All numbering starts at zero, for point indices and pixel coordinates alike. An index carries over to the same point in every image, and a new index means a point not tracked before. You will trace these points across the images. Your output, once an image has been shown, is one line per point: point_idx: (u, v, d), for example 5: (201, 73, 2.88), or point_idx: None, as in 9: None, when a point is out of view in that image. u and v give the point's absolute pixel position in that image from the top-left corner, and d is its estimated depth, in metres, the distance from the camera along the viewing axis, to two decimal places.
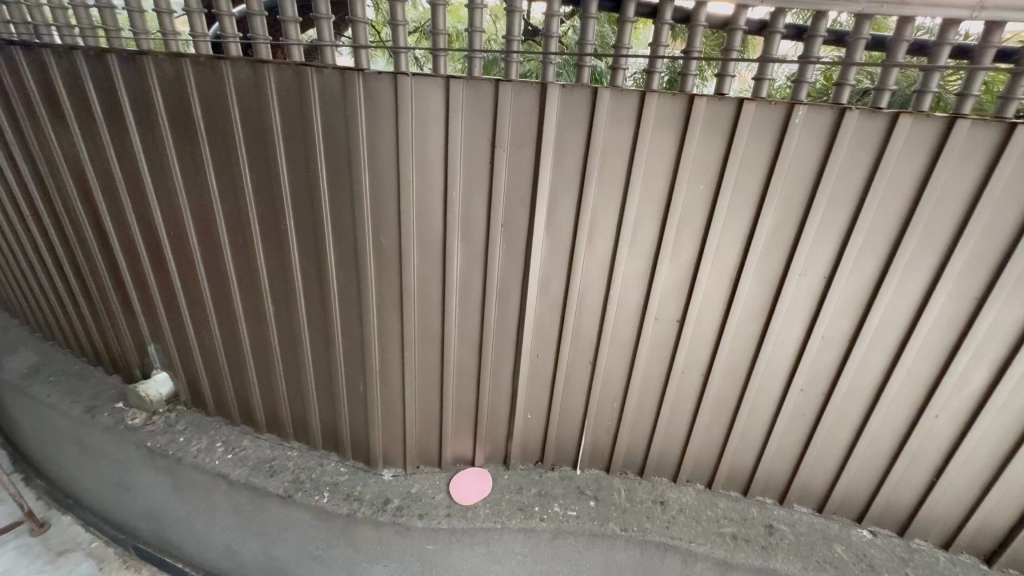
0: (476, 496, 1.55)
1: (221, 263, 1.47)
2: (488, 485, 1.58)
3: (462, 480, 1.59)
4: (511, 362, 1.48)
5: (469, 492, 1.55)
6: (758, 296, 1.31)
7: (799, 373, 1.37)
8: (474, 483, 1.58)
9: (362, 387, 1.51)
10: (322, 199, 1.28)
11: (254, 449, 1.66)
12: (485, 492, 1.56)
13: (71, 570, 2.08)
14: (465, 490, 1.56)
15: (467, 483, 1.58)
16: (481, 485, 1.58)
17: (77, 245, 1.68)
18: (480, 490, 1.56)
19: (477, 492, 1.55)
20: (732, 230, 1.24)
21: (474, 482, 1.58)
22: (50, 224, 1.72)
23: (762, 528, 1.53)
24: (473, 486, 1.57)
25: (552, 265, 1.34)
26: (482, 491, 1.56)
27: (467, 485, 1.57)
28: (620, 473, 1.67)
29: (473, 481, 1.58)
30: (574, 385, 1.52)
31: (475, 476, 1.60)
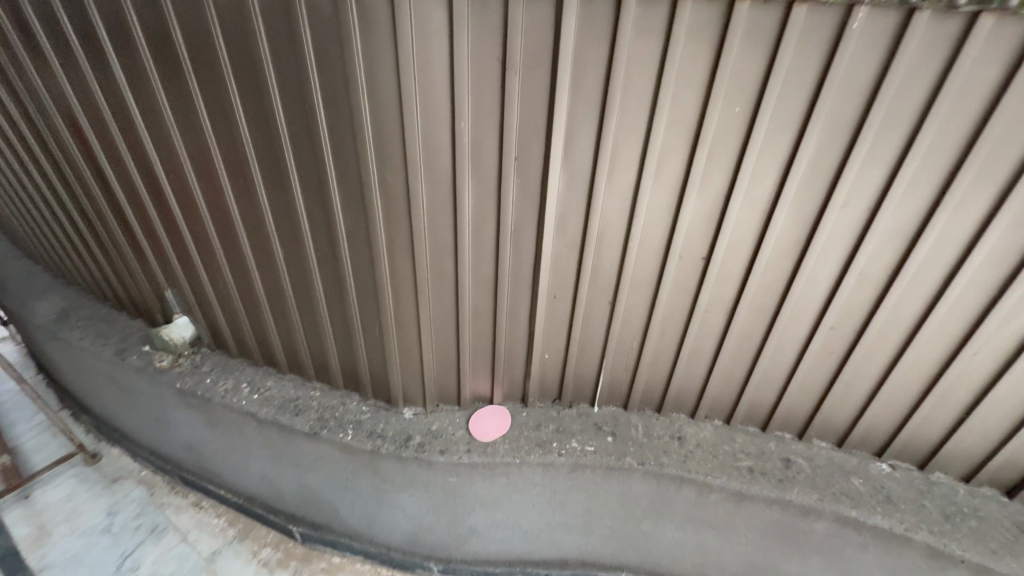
0: (495, 433, 1.58)
1: (226, 206, 1.42)
2: (506, 422, 1.60)
3: (480, 417, 1.61)
4: (528, 304, 1.44)
5: (488, 430, 1.58)
6: (792, 231, 1.21)
7: (831, 311, 1.31)
8: (492, 421, 1.60)
9: (377, 331, 1.50)
10: (323, 135, 1.20)
11: (277, 389, 1.70)
12: (503, 428, 1.59)
13: (125, 495, 2.26)
14: (483, 428, 1.58)
15: (485, 421, 1.60)
16: (499, 422, 1.60)
17: (82, 189, 1.65)
18: (499, 427, 1.59)
19: (496, 429, 1.58)
20: (768, 159, 1.13)
21: (491, 420, 1.60)
22: (52, 168, 1.68)
23: (779, 462, 1.54)
24: (491, 424, 1.59)
25: (569, 201, 1.26)
26: (500, 427, 1.59)
27: (484, 422, 1.60)
28: (638, 410, 1.67)
29: (490, 418, 1.61)
30: (592, 325, 1.48)
31: (492, 413, 1.62)
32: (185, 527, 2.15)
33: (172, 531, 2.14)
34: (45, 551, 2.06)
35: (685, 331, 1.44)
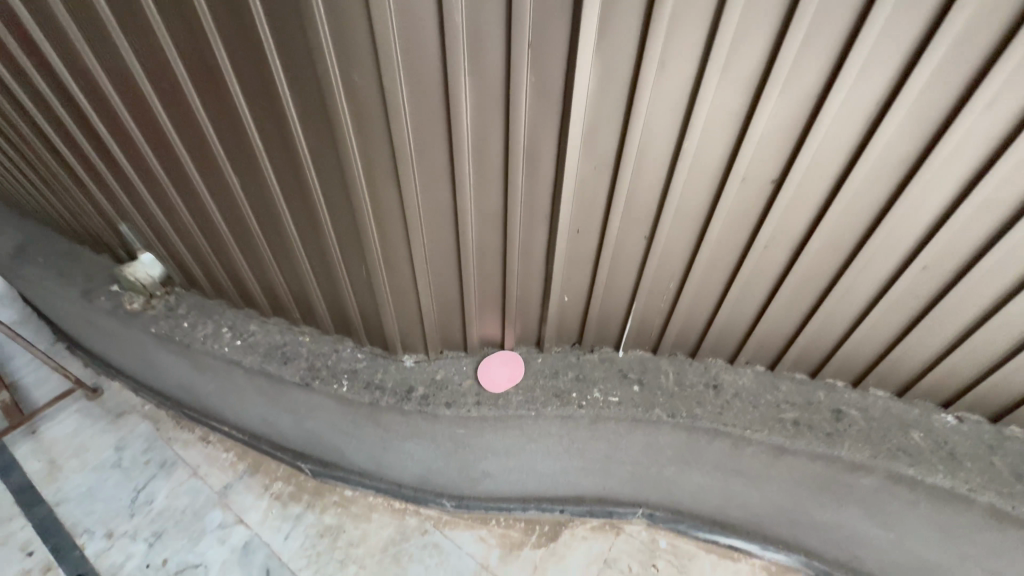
0: (507, 383, 1.40)
1: (158, 123, 1.11)
2: (519, 371, 1.42)
3: (489, 366, 1.43)
4: (545, 239, 1.18)
5: (499, 380, 1.40)
6: (900, 143, 0.90)
7: (929, 248, 1.03)
8: (503, 370, 1.42)
9: (364, 273, 1.26)
10: (258, 18, 0.85)
11: (263, 334, 1.52)
12: (516, 378, 1.41)
13: (132, 430, 2.23)
14: (493, 377, 1.41)
15: (495, 369, 1.42)
16: (512, 371, 1.42)
17: None
18: (511, 376, 1.41)
19: (508, 379, 1.41)
20: (893, 38, 0.79)
21: (503, 368, 1.42)
22: None
23: (829, 413, 1.36)
24: (503, 373, 1.41)
25: (602, 106, 0.94)
26: (513, 377, 1.41)
27: (495, 371, 1.42)
28: (669, 354, 1.47)
29: (502, 367, 1.42)
30: (622, 264, 1.23)
31: (503, 361, 1.43)
32: (195, 462, 2.13)
33: (183, 466, 2.12)
34: (59, 485, 2.06)
35: (737, 269, 1.19)
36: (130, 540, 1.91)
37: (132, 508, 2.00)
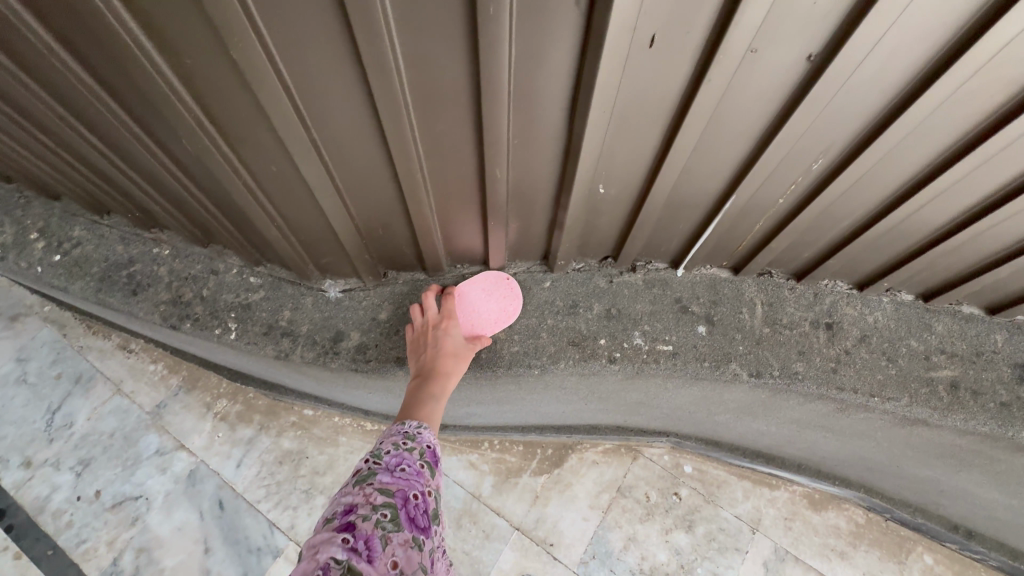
0: (492, 328, 0.88)
1: None
2: (512, 309, 0.88)
3: (465, 298, 0.87)
4: (570, 64, 0.52)
5: (480, 323, 0.87)
6: None
7: None
8: (487, 304, 0.87)
9: (197, 145, 0.62)
10: None
11: (95, 243, 0.93)
12: (507, 321, 0.88)
13: (34, 338, 1.79)
14: (471, 318, 0.87)
15: (475, 305, 0.87)
16: (501, 309, 0.88)
17: None
18: (499, 318, 0.88)
19: (494, 322, 0.87)
20: None
21: (487, 303, 0.87)
22: None
23: (1006, 371, 0.86)
24: (487, 312, 0.87)
25: None
26: (502, 318, 0.88)
27: (474, 307, 0.87)
28: (758, 274, 0.90)
29: (485, 300, 0.87)
30: (730, 118, 0.60)
31: (487, 291, 0.88)
32: (116, 376, 1.73)
33: (102, 381, 1.72)
34: None
35: (1001, 121, 0.57)
36: (53, 470, 1.60)
37: (49, 432, 1.65)
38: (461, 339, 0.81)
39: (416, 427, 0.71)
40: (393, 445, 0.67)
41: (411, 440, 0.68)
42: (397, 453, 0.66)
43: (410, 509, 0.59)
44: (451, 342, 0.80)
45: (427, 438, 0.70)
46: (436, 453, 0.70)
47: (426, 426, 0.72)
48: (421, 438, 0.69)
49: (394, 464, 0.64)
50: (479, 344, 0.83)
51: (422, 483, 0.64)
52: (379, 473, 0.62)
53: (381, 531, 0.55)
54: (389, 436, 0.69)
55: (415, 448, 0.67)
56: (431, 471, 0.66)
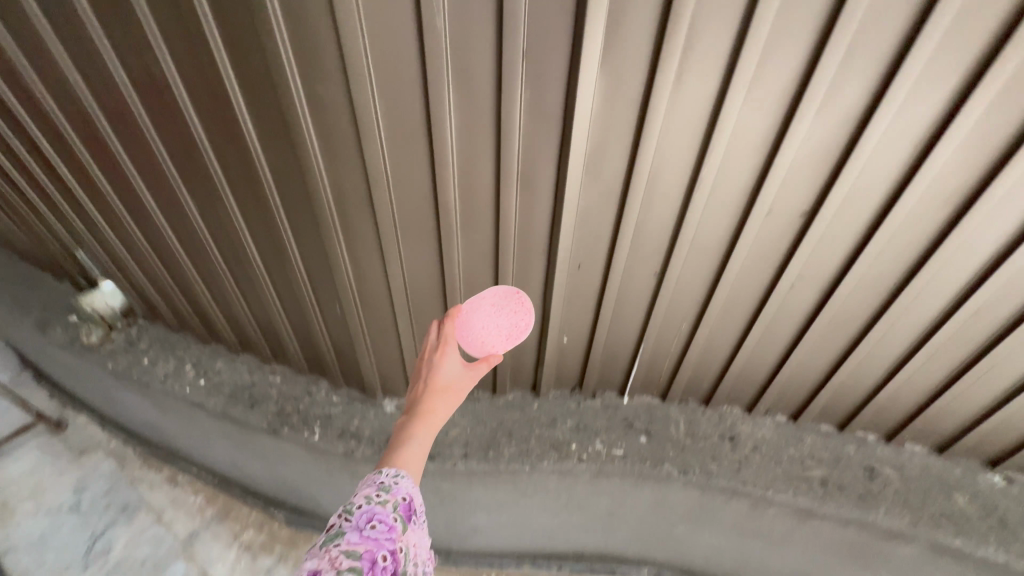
0: (503, 347, 0.79)
1: (107, 144, 0.99)
2: (523, 325, 0.80)
3: (471, 315, 0.78)
4: (541, 276, 1.05)
5: (489, 343, 0.78)
6: (954, 177, 0.77)
7: (980, 296, 0.90)
8: (496, 320, 0.78)
9: (339, 310, 1.12)
10: (208, 33, 0.73)
11: (230, 373, 1.37)
12: (518, 338, 0.80)
13: (94, 469, 2.05)
14: (479, 335, 0.77)
15: (482, 325, 0.77)
16: (512, 326, 0.79)
17: None
18: (511, 336, 0.79)
19: (505, 340, 0.78)
20: (956, 55, 0.65)
21: (495, 323, 0.78)
22: None
23: (860, 471, 1.21)
24: (496, 332, 0.78)
25: (605, 130, 0.81)
26: (514, 335, 0.79)
27: (481, 325, 0.77)
28: (679, 401, 1.32)
29: (494, 321, 0.77)
30: (628, 301, 1.10)
31: (495, 306, 0.78)
32: (159, 505, 1.95)
33: (145, 510, 1.94)
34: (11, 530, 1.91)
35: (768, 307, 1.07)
36: None
37: (86, 559, 1.84)
38: (455, 370, 0.74)
39: (393, 473, 0.64)
40: (364, 495, 0.61)
41: (385, 492, 0.61)
42: (369, 507, 0.59)
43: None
44: (444, 374, 0.74)
45: (403, 489, 0.62)
46: (414, 507, 0.62)
47: (404, 473, 0.64)
48: (398, 489, 0.62)
49: (364, 520, 0.58)
50: (476, 379, 0.75)
51: (393, 540, 0.58)
52: (347, 534, 0.57)
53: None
54: (365, 483, 0.63)
55: (389, 500, 0.60)
56: (405, 527, 0.60)
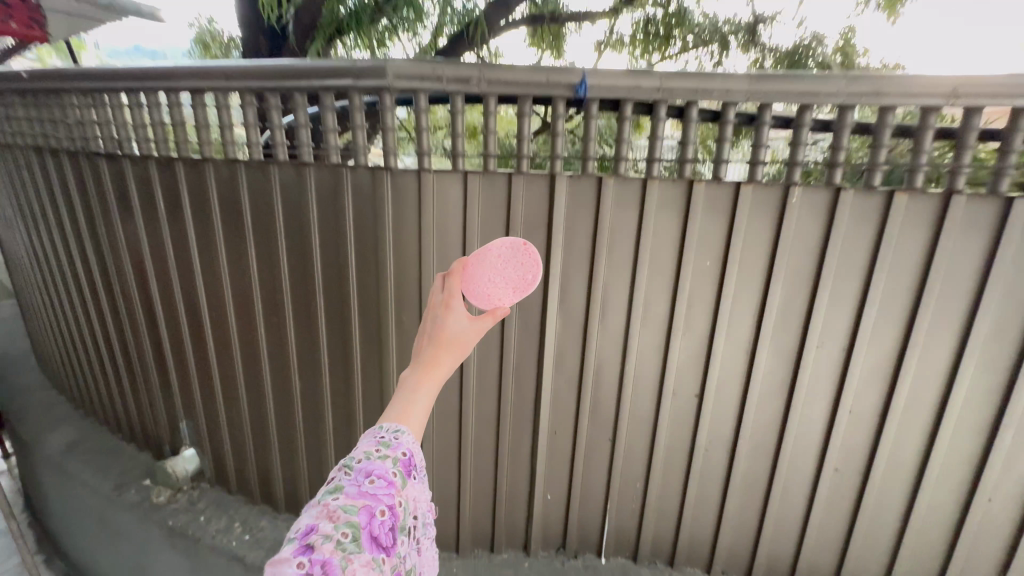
0: (510, 296, 0.98)
1: (256, 343, 1.50)
2: (530, 275, 0.99)
3: (478, 271, 0.95)
4: (530, 439, 1.47)
5: (497, 293, 0.96)
6: (776, 369, 1.29)
7: (831, 452, 1.32)
8: (500, 279, 0.95)
9: None
10: (350, 284, 1.32)
11: (271, 530, 1.64)
12: (524, 288, 0.99)
13: None
14: (485, 287, 0.95)
15: (489, 280, 0.95)
16: (518, 277, 0.98)
17: (121, 325, 1.77)
18: (516, 284, 0.98)
19: (511, 291, 0.97)
20: (744, 303, 1.25)
21: (501, 274, 0.96)
22: (100, 307, 1.83)
23: None
24: (503, 283, 0.96)
25: (565, 340, 1.36)
26: (520, 285, 0.98)
27: (489, 282, 0.95)
28: (649, 562, 1.55)
29: (500, 271, 0.96)
30: (594, 462, 1.47)
31: (501, 265, 0.96)
32: None
33: None
34: None
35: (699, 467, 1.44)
36: None
37: None
38: (459, 325, 0.90)
39: (394, 430, 0.83)
40: (366, 455, 0.79)
41: (386, 448, 0.80)
42: (370, 465, 0.77)
43: (374, 526, 0.72)
44: (451, 329, 0.90)
45: (402, 445, 0.81)
46: (410, 462, 0.81)
47: (405, 429, 0.84)
48: (398, 445, 0.81)
49: (366, 476, 0.76)
50: (480, 330, 0.91)
51: (390, 493, 0.76)
52: (351, 486, 0.74)
53: (340, 552, 0.67)
54: (367, 443, 0.81)
55: (389, 457, 0.79)
56: (402, 480, 0.79)
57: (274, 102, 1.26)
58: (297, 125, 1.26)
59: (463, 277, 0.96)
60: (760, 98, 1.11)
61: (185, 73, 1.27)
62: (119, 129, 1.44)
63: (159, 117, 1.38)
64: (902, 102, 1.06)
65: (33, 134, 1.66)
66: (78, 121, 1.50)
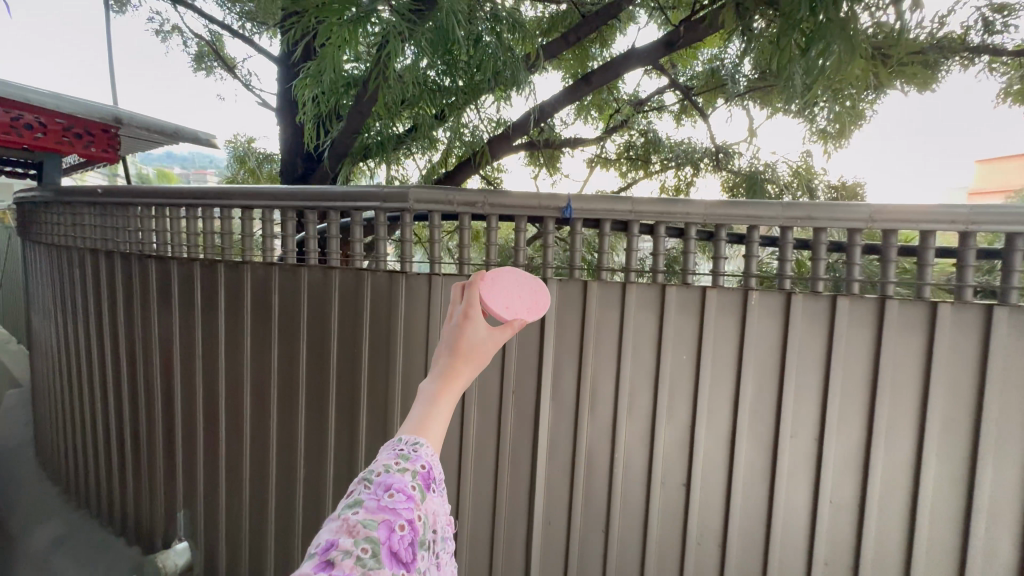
0: (526, 315, 0.87)
1: (266, 428, 1.59)
2: (543, 300, 0.91)
3: (495, 284, 0.88)
4: (525, 530, 1.50)
5: (513, 308, 0.87)
6: (756, 458, 1.37)
7: (819, 544, 1.35)
8: (514, 296, 0.88)
9: None
10: (362, 373, 1.46)
11: None
12: (539, 310, 0.90)
13: None
14: (502, 301, 0.86)
15: (505, 293, 0.87)
16: (533, 297, 0.90)
17: (135, 412, 1.85)
18: (532, 305, 0.90)
19: (527, 310, 0.87)
20: (720, 394, 1.38)
21: (517, 292, 0.89)
22: (115, 394, 1.91)
23: None
24: (518, 299, 0.88)
25: (558, 428, 1.46)
26: (535, 306, 0.89)
27: (504, 295, 0.87)
28: None
29: (517, 288, 0.89)
30: (589, 556, 1.47)
31: (515, 281, 0.90)
32: None
33: None
34: None
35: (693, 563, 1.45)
36: None
37: None
38: (477, 335, 0.78)
39: (412, 442, 0.70)
40: (385, 467, 0.66)
41: (405, 461, 0.68)
42: (389, 477, 0.65)
43: (395, 540, 0.60)
44: (470, 339, 0.78)
45: (422, 458, 0.68)
46: (430, 475, 0.68)
47: (423, 442, 0.71)
48: (417, 457, 0.68)
49: (385, 489, 0.64)
50: (500, 341, 0.79)
51: (411, 509, 0.63)
52: (368, 501, 0.62)
53: (360, 569, 0.57)
54: (385, 455, 0.69)
55: (408, 470, 0.67)
56: (422, 494, 0.66)
57: (312, 217, 1.50)
58: (329, 235, 1.49)
59: (482, 287, 0.84)
60: (716, 220, 1.35)
61: (240, 193, 1.53)
62: (173, 235, 1.68)
63: (210, 227, 1.63)
64: (832, 224, 1.29)
65: (93, 237, 1.89)
66: (138, 228, 1.75)
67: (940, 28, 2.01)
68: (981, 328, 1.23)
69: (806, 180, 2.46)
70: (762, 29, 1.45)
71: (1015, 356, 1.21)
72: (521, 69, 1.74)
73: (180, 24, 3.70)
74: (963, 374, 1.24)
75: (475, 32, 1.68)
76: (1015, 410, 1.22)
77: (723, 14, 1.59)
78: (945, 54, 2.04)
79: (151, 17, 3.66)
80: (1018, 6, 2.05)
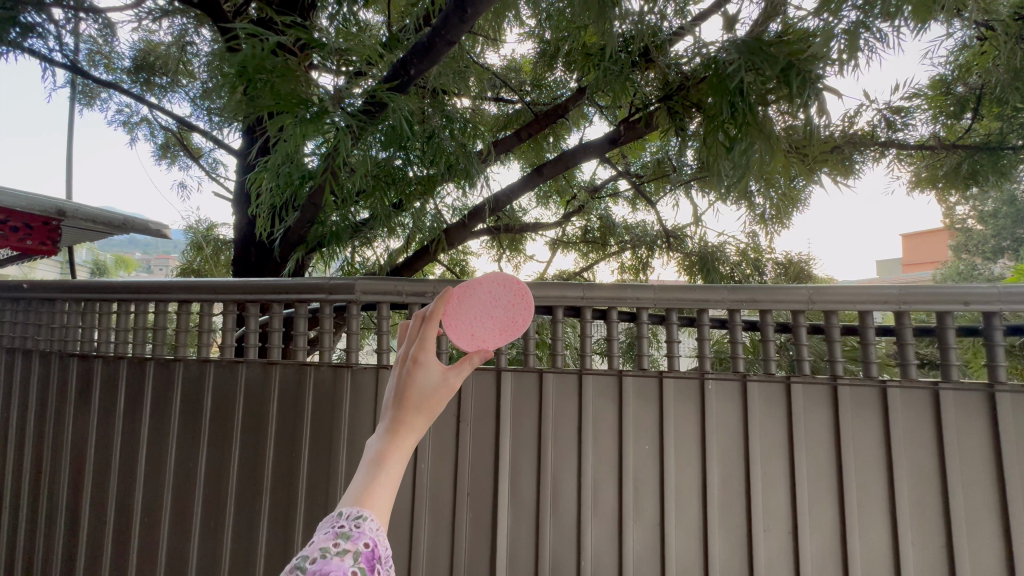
0: (496, 337, 0.91)
1: (186, 547, 1.39)
2: (519, 319, 0.91)
3: (465, 307, 0.89)
4: None
5: (482, 333, 0.90)
6: (732, 556, 1.27)
7: None
8: (492, 311, 0.89)
9: None
10: (301, 478, 1.32)
11: None
12: (514, 329, 0.91)
13: None
14: (469, 326, 0.89)
15: (474, 317, 0.89)
16: (507, 317, 0.90)
17: (30, 533, 1.59)
18: (505, 325, 0.91)
19: (497, 332, 0.90)
20: (686, 484, 1.31)
21: (489, 314, 0.89)
22: (6, 511, 1.64)
23: None
24: (488, 323, 0.89)
25: (518, 533, 1.33)
26: (508, 327, 0.91)
27: (475, 315, 0.89)
28: None
29: (488, 310, 0.89)
30: None
31: (492, 295, 0.90)
32: None
33: None
34: None
35: None
36: None
37: None
38: (429, 384, 0.67)
39: (353, 516, 0.58)
40: (321, 552, 0.54)
41: (345, 540, 0.56)
42: (324, 563, 0.53)
43: None
44: (418, 387, 0.67)
45: (364, 534, 0.57)
46: (375, 555, 0.56)
47: (368, 515, 0.59)
48: (359, 534, 0.57)
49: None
50: (455, 385, 0.68)
51: None
52: None
53: None
54: (320, 535, 0.57)
55: (349, 551, 0.55)
56: None
57: (253, 309, 1.43)
58: (271, 327, 1.41)
59: (441, 314, 0.71)
60: (666, 305, 1.36)
61: (178, 286, 1.45)
62: (102, 331, 1.56)
63: (144, 321, 1.53)
64: (776, 308, 1.32)
65: (11, 334, 1.74)
66: (62, 325, 1.62)
67: (850, 126, 2.26)
68: (931, 407, 1.24)
69: (754, 260, 2.56)
70: (694, 128, 1.60)
71: (968, 436, 1.21)
72: (473, 161, 1.88)
73: (150, 116, 3.80)
74: (922, 456, 1.23)
75: (429, 128, 1.77)
76: (979, 493, 1.20)
77: (657, 116, 1.75)
78: (856, 149, 2.28)
79: (119, 109, 3.75)
80: (912, 109, 2.34)
